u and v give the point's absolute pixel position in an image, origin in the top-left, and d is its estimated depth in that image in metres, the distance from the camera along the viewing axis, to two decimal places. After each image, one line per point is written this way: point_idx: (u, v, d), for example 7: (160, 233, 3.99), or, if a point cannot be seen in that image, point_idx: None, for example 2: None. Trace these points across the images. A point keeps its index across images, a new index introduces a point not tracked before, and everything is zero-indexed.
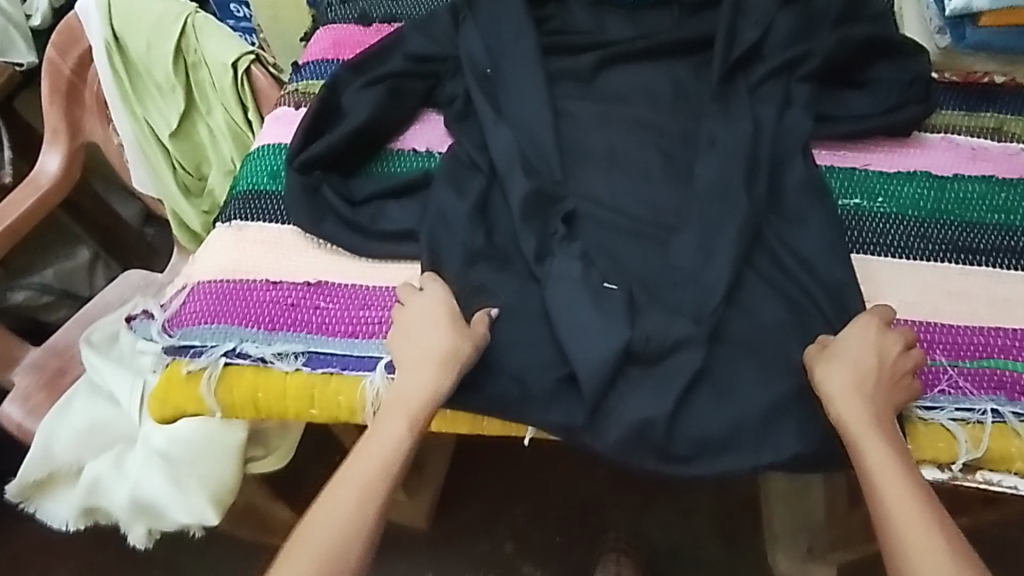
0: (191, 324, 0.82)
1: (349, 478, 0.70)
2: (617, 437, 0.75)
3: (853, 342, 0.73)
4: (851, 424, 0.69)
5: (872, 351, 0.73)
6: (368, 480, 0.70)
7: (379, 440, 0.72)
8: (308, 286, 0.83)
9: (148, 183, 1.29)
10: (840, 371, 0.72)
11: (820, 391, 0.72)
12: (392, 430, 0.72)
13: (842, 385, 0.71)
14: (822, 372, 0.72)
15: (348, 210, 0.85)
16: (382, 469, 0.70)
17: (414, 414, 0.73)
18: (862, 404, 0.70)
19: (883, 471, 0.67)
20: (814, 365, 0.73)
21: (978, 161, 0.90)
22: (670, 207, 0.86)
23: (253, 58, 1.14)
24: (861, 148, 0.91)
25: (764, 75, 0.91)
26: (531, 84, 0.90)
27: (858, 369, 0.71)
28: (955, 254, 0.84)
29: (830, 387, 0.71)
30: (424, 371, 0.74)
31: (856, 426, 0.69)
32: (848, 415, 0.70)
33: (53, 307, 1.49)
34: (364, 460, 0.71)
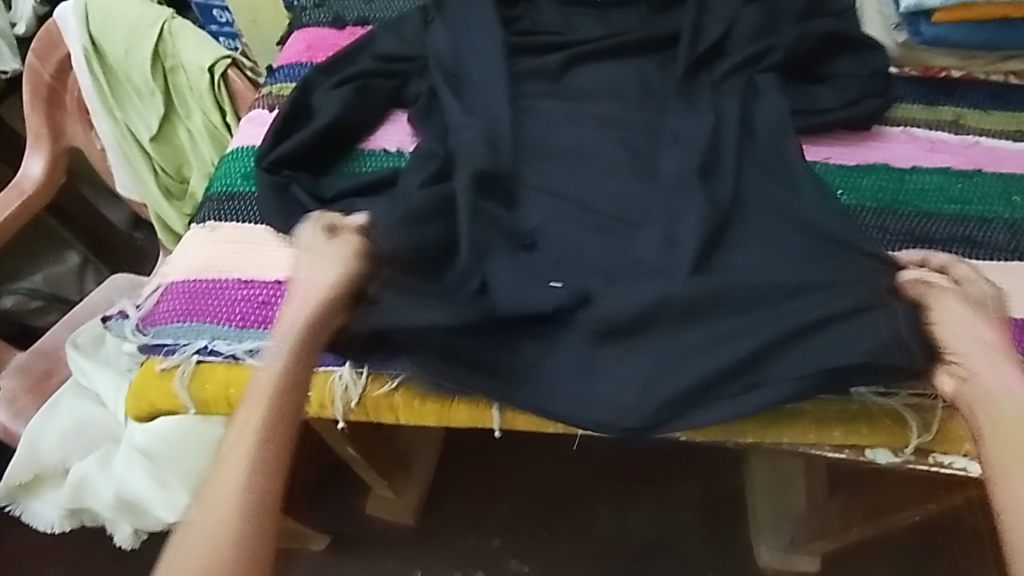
0: (164, 322, 0.84)
1: (242, 427, 0.71)
2: (586, 419, 0.77)
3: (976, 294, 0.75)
4: (983, 366, 0.70)
5: (987, 308, 0.75)
6: (261, 423, 0.71)
7: (261, 389, 0.74)
8: (279, 283, 0.85)
9: (130, 185, 1.30)
10: (970, 320, 0.73)
11: (953, 334, 0.72)
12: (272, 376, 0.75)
13: (978, 330, 0.72)
14: (950, 315, 0.73)
15: (317, 207, 0.87)
16: (273, 410, 0.73)
17: (287, 357, 0.76)
18: (994, 349, 0.71)
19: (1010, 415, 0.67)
20: (945, 309, 0.74)
21: (935, 153, 0.92)
22: (638, 200, 0.87)
23: (229, 61, 1.15)
24: (822, 142, 0.93)
25: (726, 70, 0.93)
26: (499, 82, 0.92)
27: (984, 320, 0.73)
28: (912, 243, 0.86)
29: (963, 330, 0.72)
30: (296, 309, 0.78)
31: (990, 369, 0.70)
32: (985, 358, 0.70)
33: (42, 312, 1.53)
34: (254, 408, 0.73)
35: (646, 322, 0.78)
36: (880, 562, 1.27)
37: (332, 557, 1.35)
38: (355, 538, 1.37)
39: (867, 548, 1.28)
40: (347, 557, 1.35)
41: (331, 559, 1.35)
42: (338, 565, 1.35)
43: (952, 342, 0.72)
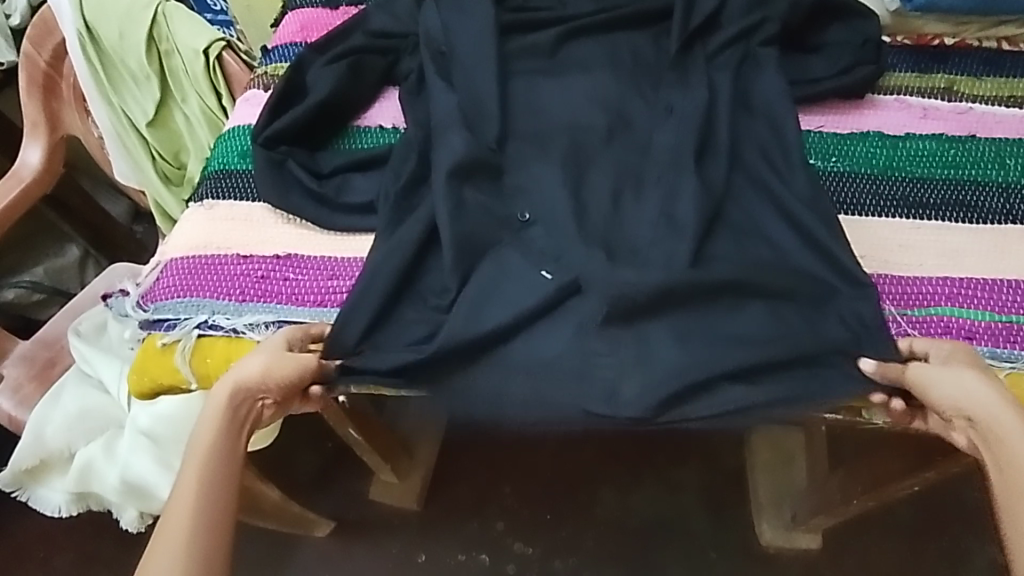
0: (164, 298, 0.84)
1: (162, 538, 0.64)
2: (594, 396, 0.77)
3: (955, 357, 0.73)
4: (1001, 427, 0.66)
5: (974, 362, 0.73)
6: (181, 529, 0.64)
7: (181, 489, 0.67)
8: (277, 258, 0.86)
9: (129, 173, 1.31)
10: (969, 376, 0.70)
11: (954, 400, 0.69)
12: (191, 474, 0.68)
13: (981, 386, 0.68)
14: (945, 378, 0.70)
15: (314, 183, 0.88)
16: (195, 510, 0.66)
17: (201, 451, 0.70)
18: (1005, 405, 0.67)
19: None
20: (936, 377, 0.71)
21: (929, 120, 0.92)
22: (632, 173, 0.88)
23: (223, 44, 1.17)
24: (815, 111, 0.93)
25: (720, 43, 0.93)
26: (492, 59, 0.92)
27: (980, 373, 0.70)
28: (905, 209, 0.86)
29: (964, 391, 0.69)
30: (218, 399, 0.74)
31: (1007, 428, 0.66)
32: (1001, 417, 0.66)
33: (44, 305, 1.51)
34: (174, 513, 0.66)
35: (649, 292, 0.78)
36: (882, 538, 1.28)
37: (339, 541, 1.37)
38: (361, 523, 1.38)
39: (869, 524, 1.29)
40: (353, 541, 1.36)
41: (338, 542, 1.36)
42: (345, 550, 1.36)
43: (955, 409, 0.69)
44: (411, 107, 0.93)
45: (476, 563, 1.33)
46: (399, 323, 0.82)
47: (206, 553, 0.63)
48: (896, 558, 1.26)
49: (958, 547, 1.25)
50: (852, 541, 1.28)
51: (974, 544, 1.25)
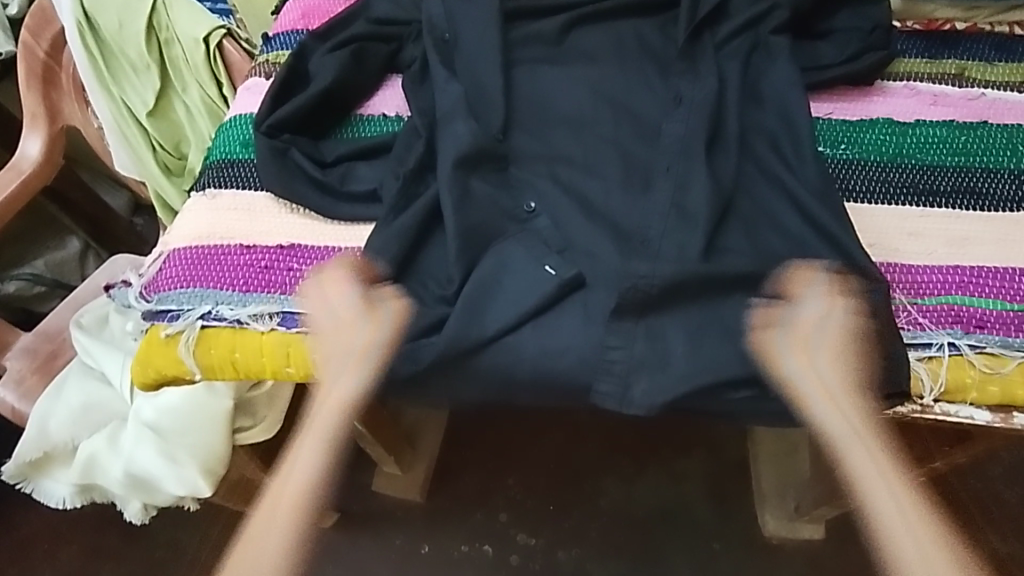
0: (167, 289, 0.83)
1: (282, 494, 0.78)
2: (608, 389, 0.77)
3: (829, 329, 0.76)
4: (842, 424, 0.76)
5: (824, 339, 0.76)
6: (296, 491, 0.78)
7: (303, 457, 0.80)
8: (281, 249, 0.85)
9: (129, 165, 1.29)
10: (822, 360, 0.76)
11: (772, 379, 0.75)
12: (313, 447, 0.81)
13: (759, 370, 0.75)
14: (782, 347, 0.76)
15: (318, 171, 0.87)
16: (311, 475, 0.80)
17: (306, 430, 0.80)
18: (859, 404, 0.75)
19: (862, 455, 0.76)
20: (758, 352, 0.76)
21: (938, 106, 0.91)
22: (638, 162, 0.87)
23: (224, 32, 1.16)
24: (824, 98, 0.92)
25: (728, 31, 0.92)
26: (497, 47, 0.91)
27: (834, 348, 0.76)
28: (916, 196, 0.85)
29: (775, 376, 0.75)
30: (342, 386, 0.80)
31: (849, 418, 0.76)
32: (825, 406, 0.76)
33: (46, 297, 1.50)
34: (295, 477, 0.79)
35: (661, 284, 0.78)
36: None
37: (344, 533, 1.36)
38: (365, 515, 1.37)
39: None
40: (358, 533, 1.36)
41: (342, 535, 1.36)
42: (350, 542, 1.36)
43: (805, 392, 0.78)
44: (415, 95, 0.91)
45: (479, 555, 1.32)
46: (405, 313, 0.79)
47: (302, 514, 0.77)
48: None
49: None
50: (855, 531, 1.27)
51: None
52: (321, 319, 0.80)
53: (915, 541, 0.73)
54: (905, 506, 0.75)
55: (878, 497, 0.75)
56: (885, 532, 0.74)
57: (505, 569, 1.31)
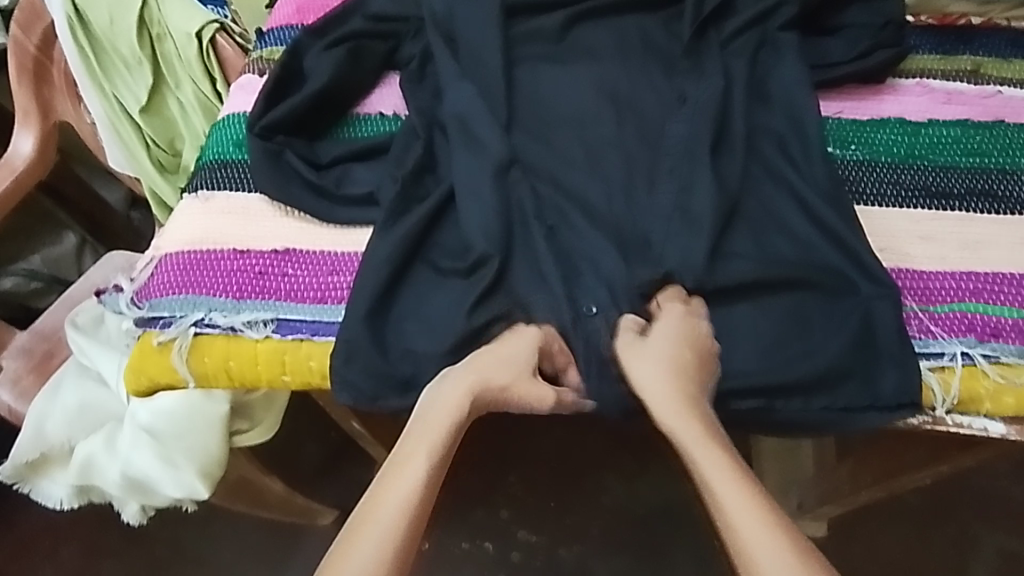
0: (159, 295, 0.82)
1: (370, 519, 0.60)
2: (606, 406, 0.77)
3: (670, 330, 0.73)
4: (675, 421, 0.66)
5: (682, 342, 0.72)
6: (397, 512, 0.60)
7: (405, 473, 0.63)
8: (276, 253, 0.83)
9: (123, 162, 1.25)
10: (651, 362, 0.71)
11: (634, 378, 0.71)
12: (422, 458, 0.64)
13: (654, 374, 0.69)
14: (625, 353, 0.73)
15: (313, 174, 0.84)
16: (417, 498, 0.61)
17: (445, 442, 0.65)
18: (684, 403, 0.67)
19: (717, 461, 0.62)
20: (629, 353, 0.72)
21: (952, 105, 0.88)
22: (642, 163, 0.84)
23: (218, 26, 1.12)
24: (834, 96, 0.90)
25: (735, 28, 0.89)
26: (496, 44, 0.88)
27: (665, 354, 0.71)
28: (929, 199, 0.82)
29: (644, 379, 0.70)
30: (451, 394, 0.69)
31: (675, 418, 0.66)
32: (664, 403, 0.67)
33: (43, 294, 1.47)
34: (388, 496, 0.61)
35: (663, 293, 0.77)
36: (891, 525, 1.22)
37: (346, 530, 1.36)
38: None
39: (876, 512, 1.24)
40: None
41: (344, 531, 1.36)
42: None
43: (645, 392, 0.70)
44: (413, 94, 0.89)
45: (480, 552, 1.30)
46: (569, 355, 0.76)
47: (410, 542, 0.59)
48: (904, 548, 1.21)
49: (966, 534, 1.21)
50: (860, 530, 1.22)
51: (984, 533, 1.20)
52: (505, 351, 0.74)
53: (776, 553, 0.56)
54: (763, 515, 0.58)
55: (725, 506, 0.60)
56: (733, 548, 0.58)
57: (506, 566, 1.29)
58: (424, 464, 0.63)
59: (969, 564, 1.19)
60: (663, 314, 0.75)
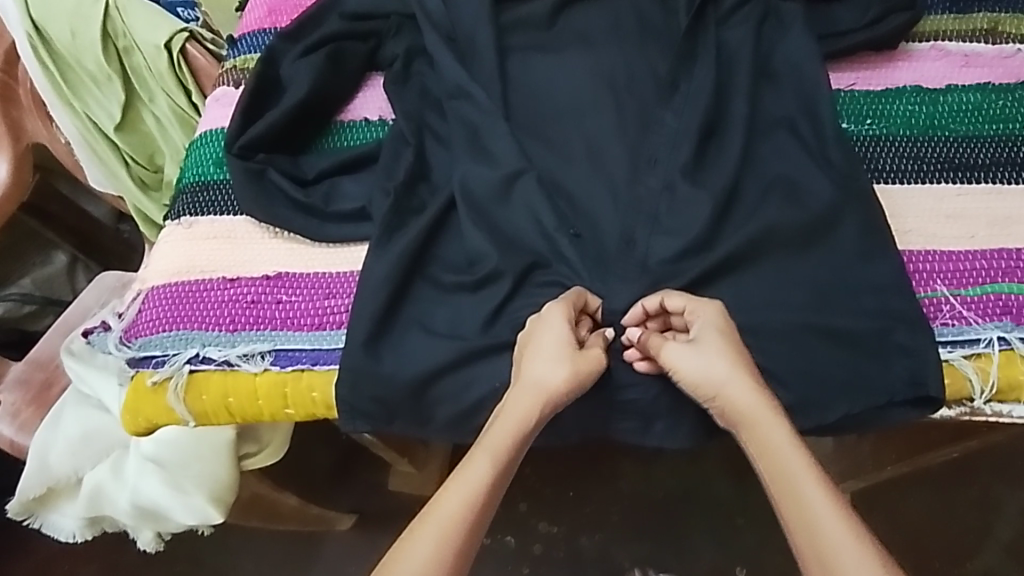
0: (148, 333, 0.77)
1: (430, 518, 0.60)
2: (629, 427, 0.74)
3: (712, 330, 0.66)
4: (750, 413, 0.62)
5: (729, 335, 0.66)
6: (457, 515, 0.60)
7: (465, 476, 0.62)
8: (268, 279, 0.78)
9: (104, 180, 1.21)
10: (702, 363, 0.65)
11: (699, 381, 0.65)
12: (484, 463, 0.62)
13: (727, 371, 0.64)
14: (676, 355, 0.66)
15: (299, 192, 0.79)
16: (472, 502, 0.61)
17: (512, 441, 0.64)
18: (761, 400, 0.63)
19: (795, 456, 0.60)
20: (681, 353, 0.66)
21: (970, 69, 0.83)
22: (646, 152, 0.79)
23: (187, 35, 1.06)
24: (845, 68, 0.84)
25: (735, 2, 0.84)
26: (483, 39, 0.84)
27: (722, 352, 0.65)
28: (951, 172, 0.78)
29: (718, 379, 0.64)
30: (519, 406, 0.65)
31: (750, 407, 0.62)
32: (739, 398, 0.63)
33: (38, 315, 1.38)
34: (448, 500, 0.61)
35: (660, 302, 0.70)
36: (910, 493, 1.18)
37: (363, 536, 1.32)
38: (384, 513, 1.34)
39: (897, 481, 1.19)
40: (376, 533, 1.32)
41: (362, 537, 1.32)
42: (371, 544, 1.32)
43: (705, 392, 0.65)
44: (400, 97, 0.84)
45: (502, 546, 1.23)
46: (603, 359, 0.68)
47: (464, 546, 0.60)
48: (928, 514, 1.17)
49: (987, 494, 1.17)
50: (877, 500, 1.18)
51: (1005, 492, 1.17)
52: (540, 339, 0.67)
53: (856, 558, 0.55)
54: (839, 513, 0.57)
55: (804, 505, 0.58)
56: (808, 544, 0.57)
57: (529, 559, 1.22)
58: (487, 469, 0.62)
59: (993, 525, 1.16)
60: (699, 314, 0.68)
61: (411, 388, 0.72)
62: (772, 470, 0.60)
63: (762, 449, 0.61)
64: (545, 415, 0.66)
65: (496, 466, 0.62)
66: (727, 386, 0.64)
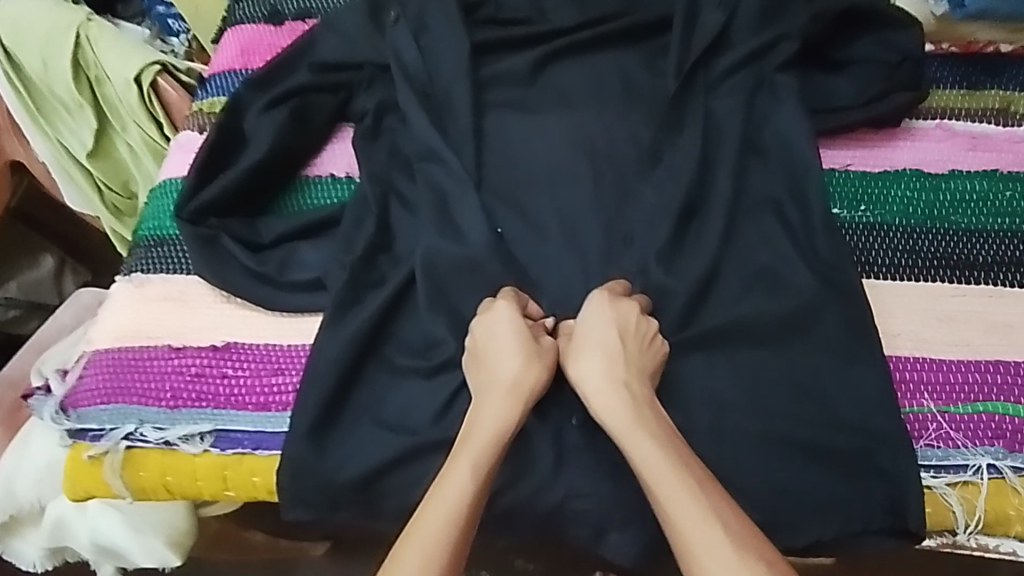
0: (87, 405, 0.73)
1: (415, 533, 0.57)
2: (581, 535, 0.65)
3: (597, 327, 0.65)
4: (620, 424, 0.60)
5: (617, 332, 0.64)
6: (442, 526, 0.57)
7: (448, 486, 0.59)
8: (215, 350, 0.74)
9: (80, 203, 1.15)
10: (595, 360, 0.63)
11: (580, 383, 0.63)
12: (467, 471, 0.59)
13: (601, 374, 0.62)
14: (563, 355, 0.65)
15: (252, 260, 0.76)
16: (459, 514, 0.57)
17: (492, 448, 0.61)
18: (636, 409, 0.61)
19: (667, 475, 0.57)
20: (570, 353, 0.65)
21: (976, 152, 0.77)
22: (622, 229, 0.73)
23: (159, 68, 1.01)
24: (841, 145, 0.79)
25: (728, 68, 0.79)
26: (458, 97, 0.80)
27: (611, 351, 0.63)
28: (949, 270, 0.72)
29: (592, 383, 0.62)
30: (501, 410, 0.62)
31: (623, 421, 0.60)
32: (612, 405, 0.61)
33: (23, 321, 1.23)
34: (431, 515, 0.57)
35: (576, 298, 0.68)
36: None
37: None
38: None
39: None
40: None
41: None
42: None
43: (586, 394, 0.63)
44: (367, 155, 0.80)
45: None
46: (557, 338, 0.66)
47: (454, 562, 0.56)
48: None
49: None
50: None
51: None
52: (490, 339, 0.66)
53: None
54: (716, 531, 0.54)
55: (679, 519, 0.56)
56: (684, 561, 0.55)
57: None
58: (470, 476, 0.59)
59: None
60: (596, 304, 0.66)
61: (355, 481, 0.67)
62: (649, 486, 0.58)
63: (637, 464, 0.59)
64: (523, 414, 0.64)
65: (480, 470, 0.59)
66: (604, 388, 0.62)
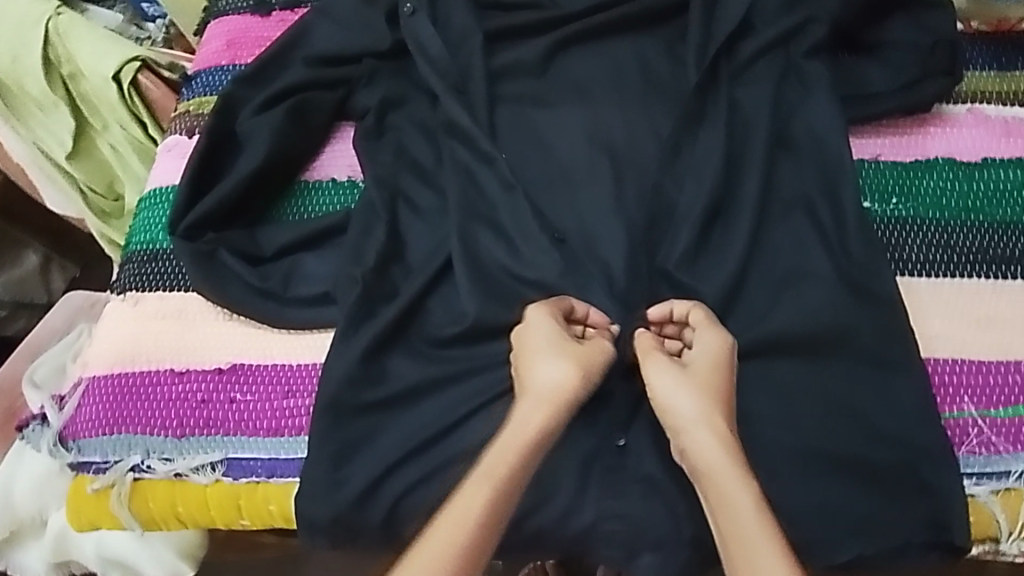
0: (87, 436, 0.69)
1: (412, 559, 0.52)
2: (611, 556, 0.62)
3: (705, 356, 0.60)
4: (711, 461, 0.55)
5: (723, 366, 0.60)
6: (442, 552, 0.53)
7: (457, 506, 0.54)
8: (221, 372, 0.70)
9: (61, 201, 1.07)
10: (692, 392, 0.58)
11: (669, 411, 0.58)
12: (479, 489, 0.55)
13: (697, 406, 0.57)
14: (657, 374, 0.60)
15: (255, 276, 0.71)
16: (470, 533, 0.54)
17: (510, 462, 0.56)
18: (729, 444, 0.56)
19: (753, 522, 0.52)
20: (664, 376, 0.59)
21: (1012, 139, 0.74)
22: (647, 231, 0.69)
23: (139, 64, 0.93)
24: (872, 134, 0.75)
25: (752, 55, 0.75)
26: (467, 94, 0.75)
27: (713, 382, 0.58)
28: (985, 266, 0.69)
29: (685, 413, 0.57)
30: (527, 418, 0.58)
31: (714, 459, 0.55)
32: (705, 439, 0.56)
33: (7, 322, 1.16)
34: (433, 539, 0.53)
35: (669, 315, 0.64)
36: None
37: None
38: None
39: None
40: None
41: None
42: None
43: (673, 423, 0.58)
44: (371, 157, 0.75)
45: None
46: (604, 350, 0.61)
47: None
48: None
49: None
50: None
51: None
52: (532, 346, 0.61)
53: None
54: None
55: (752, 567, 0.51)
56: None
57: None
58: (481, 496, 0.55)
59: None
60: (700, 333, 0.62)
61: (373, 510, 0.64)
62: (725, 523, 0.53)
63: (722, 501, 0.54)
64: (553, 428, 0.59)
65: (492, 491, 0.55)
66: (703, 419, 0.57)
